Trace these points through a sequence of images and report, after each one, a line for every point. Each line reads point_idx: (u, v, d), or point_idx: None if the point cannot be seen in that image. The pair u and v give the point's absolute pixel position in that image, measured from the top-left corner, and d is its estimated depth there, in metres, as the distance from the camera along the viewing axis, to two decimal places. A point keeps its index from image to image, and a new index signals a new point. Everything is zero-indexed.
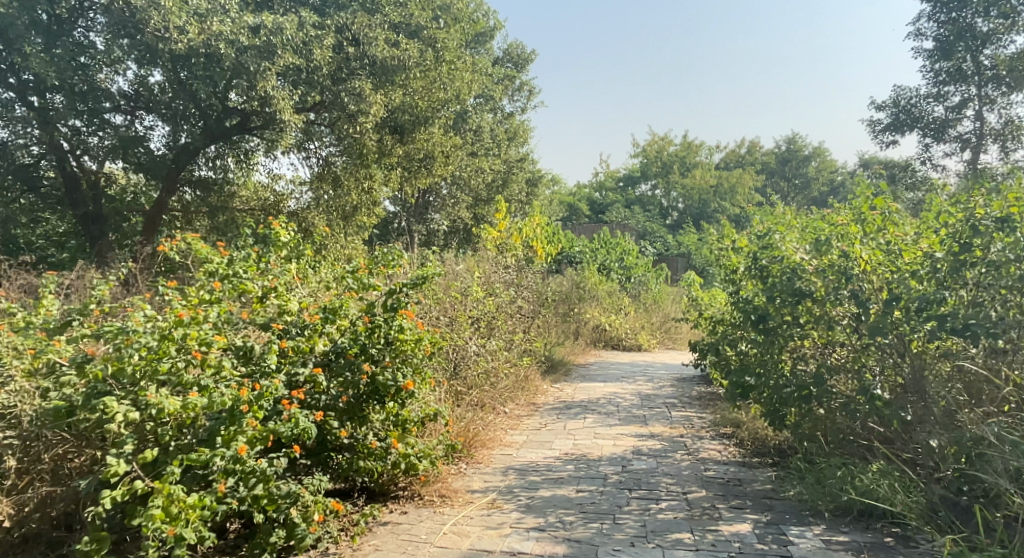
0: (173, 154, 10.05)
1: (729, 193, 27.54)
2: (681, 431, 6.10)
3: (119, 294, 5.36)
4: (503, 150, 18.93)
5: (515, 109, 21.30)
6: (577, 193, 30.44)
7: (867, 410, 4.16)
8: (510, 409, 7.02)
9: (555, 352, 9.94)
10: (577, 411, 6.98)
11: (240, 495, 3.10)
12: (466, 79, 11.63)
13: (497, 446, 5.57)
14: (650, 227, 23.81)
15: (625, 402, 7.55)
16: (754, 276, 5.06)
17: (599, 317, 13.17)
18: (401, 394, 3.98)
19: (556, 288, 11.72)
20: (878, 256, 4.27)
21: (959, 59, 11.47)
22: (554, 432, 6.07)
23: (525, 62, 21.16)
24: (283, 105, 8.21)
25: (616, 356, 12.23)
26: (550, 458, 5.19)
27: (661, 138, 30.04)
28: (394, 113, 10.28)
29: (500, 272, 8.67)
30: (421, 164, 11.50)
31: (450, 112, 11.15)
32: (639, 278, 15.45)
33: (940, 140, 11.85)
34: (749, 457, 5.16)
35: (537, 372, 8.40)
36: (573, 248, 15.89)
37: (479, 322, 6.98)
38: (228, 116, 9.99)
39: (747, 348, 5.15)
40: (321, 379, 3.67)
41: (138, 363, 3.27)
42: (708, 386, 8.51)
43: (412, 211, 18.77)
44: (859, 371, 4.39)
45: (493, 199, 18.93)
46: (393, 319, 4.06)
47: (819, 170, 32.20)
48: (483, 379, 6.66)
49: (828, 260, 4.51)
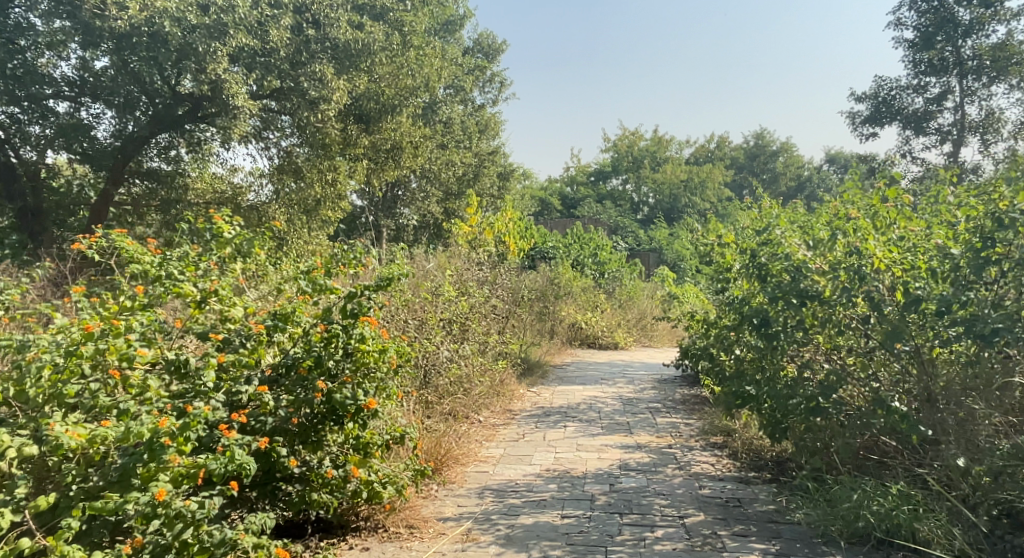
0: (120, 144, 9.41)
1: (700, 188, 27.33)
2: (669, 441, 5.67)
3: (43, 296, 4.76)
4: (473, 143, 18.42)
5: (485, 101, 20.79)
6: (548, 187, 30.00)
7: (881, 424, 3.75)
8: (484, 417, 6.53)
9: (530, 353, 9.48)
10: (556, 419, 6.52)
11: (164, 543, 2.58)
12: (435, 68, 11.10)
13: (471, 462, 5.09)
14: (622, 221, 23.48)
15: (606, 407, 7.12)
16: (751, 274, 4.62)
17: (574, 315, 12.74)
18: (362, 414, 3.43)
19: (530, 285, 11.26)
20: (893, 253, 3.83)
21: (940, 49, 11.19)
22: (533, 444, 5.60)
23: (495, 52, 20.67)
24: (236, 89, 7.61)
25: (592, 356, 11.82)
26: (530, 477, 4.72)
27: (632, 132, 29.78)
28: (359, 100, 9.71)
29: (473, 269, 8.19)
30: (389, 156, 10.94)
31: (418, 102, 10.61)
32: (613, 274, 15.07)
33: (919, 133, 11.54)
34: (746, 471, 4.74)
35: (512, 375, 7.93)
36: (546, 244, 15.47)
37: (451, 324, 6.48)
38: (180, 103, 9.38)
39: (744, 353, 4.73)
40: (267, 399, 3.15)
41: (42, 385, 2.76)
42: (691, 389, 8.12)
43: (380, 205, 18.14)
44: (870, 379, 3.98)
45: (464, 193, 18.40)
46: (353, 327, 3.54)
47: (787, 165, 32.13)
48: (455, 386, 6.17)
49: (835, 258, 4.08)
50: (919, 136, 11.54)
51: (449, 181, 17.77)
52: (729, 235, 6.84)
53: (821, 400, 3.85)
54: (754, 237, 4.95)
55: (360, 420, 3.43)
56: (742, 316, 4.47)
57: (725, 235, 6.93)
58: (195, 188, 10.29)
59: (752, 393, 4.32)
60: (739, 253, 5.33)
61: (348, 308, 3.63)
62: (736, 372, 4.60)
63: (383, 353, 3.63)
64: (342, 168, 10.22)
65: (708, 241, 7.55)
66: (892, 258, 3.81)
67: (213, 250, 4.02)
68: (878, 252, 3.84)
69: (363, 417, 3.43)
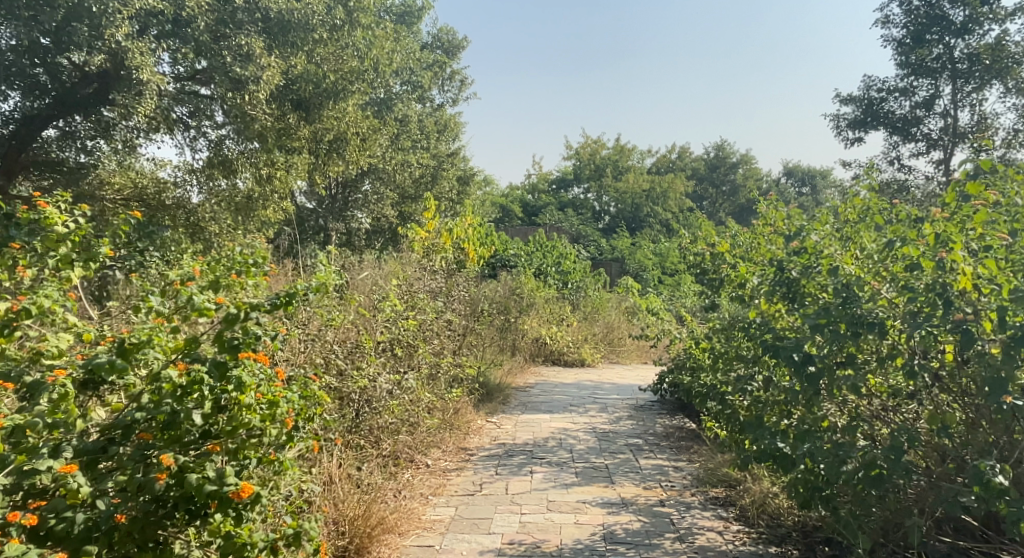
0: (17, 129, 7.97)
1: (662, 198, 26.54)
2: (661, 494, 4.62)
3: None
4: (432, 143, 17.28)
5: (445, 100, 19.67)
6: (509, 195, 28.91)
7: (971, 503, 2.72)
8: (433, 460, 5.40)
9: (490, 375, 8.36)
10: (521, 462, 5.43)
11: None
12: (384, 53, 9.96)
13: (412, 532, 3.95)
14: (584, 229, 22.53)
15: (578, 443, 6.07)
16: (780, 292, 3.56)
17: (538, 329, 11.68)
18: (232, 504, 2.27)
19: (490, 297, 10.16)
20: (988, 269, 2.77)
21: (928, 49, 10.22)
22: (492, 501, 4.49)
23: (456, 49, 19.59)
24: (141, 60, 6.45)
25: (558, 375, 10.75)
26: (488, 555, 3.60)
27: (594, 140, 29.05)
28: (295, 82, 8.49)
29: (424, 279, 7.05)
30: (333, 148, 9.73)
31: (365, 90, 9.46)
32: (577, 285, 14.07)
33: (906, 140, 10.61)
34: (766, 546, 3.69)
35: (468, 404, 6.80)
36: (507, 251, 14.45)
37: (397, 347, 5.35)
38: (86, 81, 7.98)
39: (766, 394, 3.70)
40: (74, 486, 2.02)
41: None
42: (672, 419, 7.12)
43: (330, 209, 16.82)
44: (944, 437, 2.97)
45: (421, 196, 17.17)
46: (229, 368, 2.38)
47: (747, 178, 31.57)
48: (397, 425, 5.03)
49: (906, 276, 3.01)
50: (906, 143, 10.62)
51: (404, 182, 16.54)
52: (724, 245, 5.85)
53: (887, 469, 2.83)
54: (778, 248, 3.93)
55: (234, 510, 2.28)
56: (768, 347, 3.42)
57: (719, 244, 5.94)
58: (110, 182, 8.86)
59: (787, 454, 3.27)
60: (754, 267, 4.32)
61: (225, 339, 2.46)
62: (756, 419, 3.57)
63: (274, 405, 2.48)
64: (279, 163, 9.00)
65: (695, 250, 6.56)
66: (984, 274, 2.75)
67: (45, 249, 2.81)
68: (968, 266, 2.78)
69: (239, 507, 2.27)
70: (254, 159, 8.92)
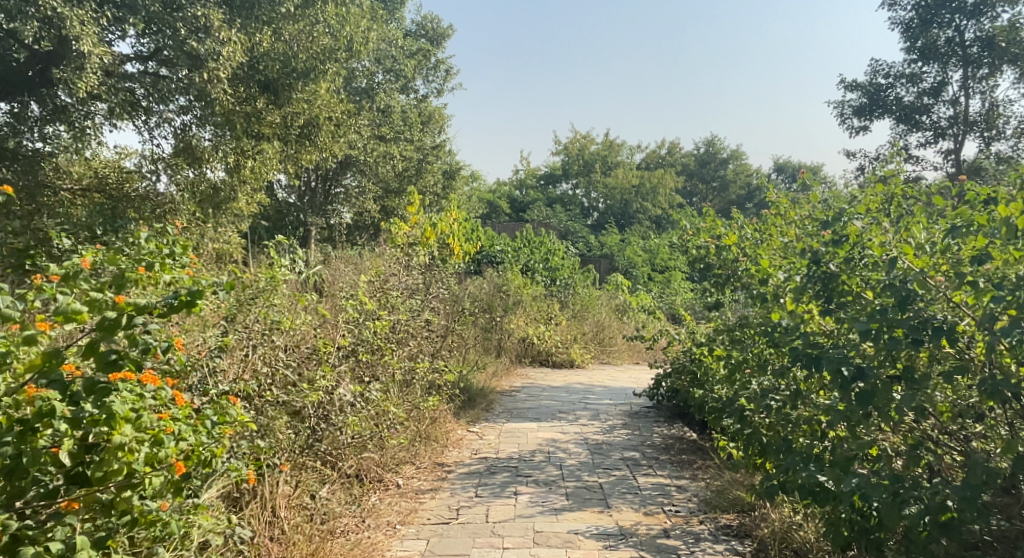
0: None
1: (651, 194, 25.96)
2: (664, 522, 4.04)
3: None
4: (416, 135, 16.60)
5: (430, 91, 18.99)
6: (496, 190, 28.23)
7: None
8: (404, 480, 4.78)
9: (473, 379, 7.75)
10: (504, 481, 4.83)
11: None
12: (358, 32, 9.39)
13: None
14: (573, 225, 21.92)
15: (568, 457, 5.47)
16: (812, 291, 2.97)
17: (525, 329, 11.07)
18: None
19: (474, 295, 9.54)
20: None
21: (937, 32, 9.68)
22: (470, 532, 3.86)
23: (441, 37, 18.93)
24: (81, 30, 5.76)
25: (546, 378, 10.15)
26: None
27: (583, 135, 28.47)
28: (261, 62, 8.00)
29: (399, 276, 6.42)
30: (305, 134, 9.06)
31: (338, 71, 9.00)
32: (566, 281, 13.48)
33: (913, 129, 10.04)
34: None
35: (448, 413, 6.20)
36: (494, 247, 13.93)
37: (369, 352, 4.73)
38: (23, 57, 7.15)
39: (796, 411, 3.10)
40: None
41: None
42: (671, 429, 6.53)
43: (310, 203, 16.17)
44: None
45: (404, 190, 16.48)
46: (104, 397, 1.90)
47: (736, 174, 30.97)
48: (362, 444, 4.41)
49: (979, 275, 2.42)
50: (913, 132, 10.07)
51: (387, 175, 15.87)
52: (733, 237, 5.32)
53: (962, 513, 2.24)
54: (805, 241, 3.33)
55: None
56: (797, 357, 2.85)
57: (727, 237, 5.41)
58: (69, 170, 8.08)
59: (831, 488, 2.65)
60: (777, 262, 3.75)
61: (103, 353, 2.00)
62: (784, 443, 2.97)
63: (159, 445, 2.00)
64: (248, 150, 8.40)
65: (698, 244, 5.96)
66: None
67: None
68: None
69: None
70: (220, 146, 8.27)
